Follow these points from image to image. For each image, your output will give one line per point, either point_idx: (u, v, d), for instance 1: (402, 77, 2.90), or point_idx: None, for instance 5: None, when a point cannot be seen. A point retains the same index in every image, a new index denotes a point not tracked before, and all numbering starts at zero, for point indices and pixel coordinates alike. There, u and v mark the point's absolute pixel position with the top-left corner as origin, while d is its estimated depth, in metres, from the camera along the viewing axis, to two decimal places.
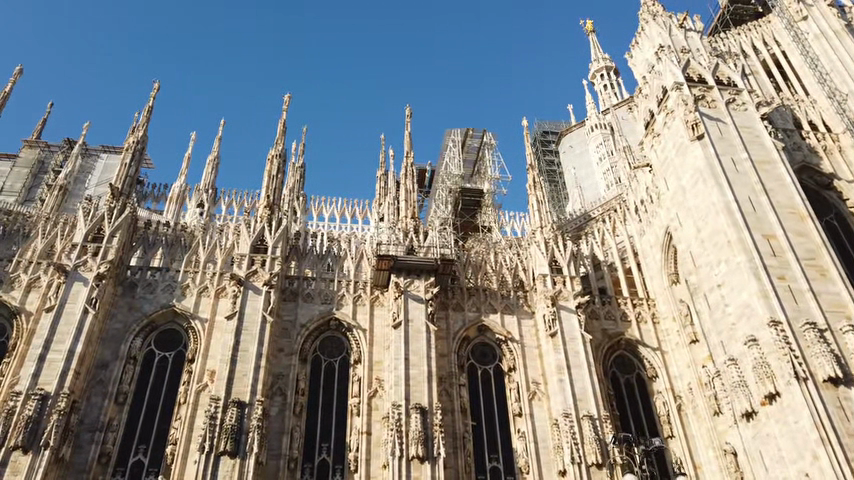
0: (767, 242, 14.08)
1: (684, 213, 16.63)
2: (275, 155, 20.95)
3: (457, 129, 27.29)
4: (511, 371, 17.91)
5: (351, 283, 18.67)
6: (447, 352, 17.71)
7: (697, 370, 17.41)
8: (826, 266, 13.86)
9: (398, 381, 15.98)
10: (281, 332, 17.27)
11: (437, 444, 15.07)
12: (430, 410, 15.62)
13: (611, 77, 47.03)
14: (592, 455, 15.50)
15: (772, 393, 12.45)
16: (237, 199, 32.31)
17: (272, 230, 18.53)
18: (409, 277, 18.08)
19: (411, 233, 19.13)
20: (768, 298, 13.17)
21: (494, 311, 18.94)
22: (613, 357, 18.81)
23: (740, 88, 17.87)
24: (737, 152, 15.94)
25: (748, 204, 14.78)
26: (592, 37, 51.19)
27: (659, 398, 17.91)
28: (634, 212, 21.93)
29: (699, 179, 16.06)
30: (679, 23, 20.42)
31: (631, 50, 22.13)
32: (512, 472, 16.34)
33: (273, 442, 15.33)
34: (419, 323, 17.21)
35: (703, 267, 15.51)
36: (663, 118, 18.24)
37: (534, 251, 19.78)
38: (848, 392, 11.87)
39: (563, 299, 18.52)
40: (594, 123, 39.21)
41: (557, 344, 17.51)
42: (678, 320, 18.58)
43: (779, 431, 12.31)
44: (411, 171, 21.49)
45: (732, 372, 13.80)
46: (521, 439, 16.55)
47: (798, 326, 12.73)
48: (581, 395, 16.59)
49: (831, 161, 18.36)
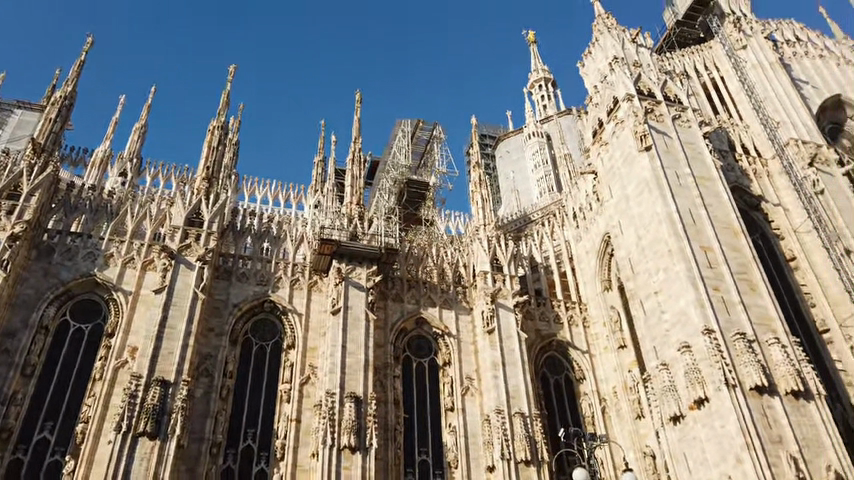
0: (704, 253, 14.73)
1: (626, 220, 17.18)
2: (216, 126, 19.97)
3: (408, 120, 27.09)
4: (446, 366, 17.86)
5: (289, 265, 18.03)
6: (384, 342, 17.37)
7: (623, 374, 17.96)
8: (755, 281, 14.73)
9: (333, 368, 15.53)
10: (212, 311, 16.43)
11: (369, 435, 14.73)
12: (365, 400, 15.26)
13: (548, 88, 48.16)
14: (521, 452, 15.60)
15: (701, 398, 13.01)
16: (163, 171, 30.52)
17: (209, 204, 17.59)
18: (352, 264, 17.67)
19: (355, 220, 18.74)
20: (703, 307, 13.76)
21: (433, 305, 18.80)
22: (545, 357, 19.10)
23: (685, 106, 18.83)
24: (681, 167, 16.64)
25: (689, 216, 15.43)
26: (533, 47, 52.37)
27: (584, 400, 18.33)
28: (572, 217, 22.46)
29: (644, 189, 16.62)
30: (631, 38, 21.24)
31: (583, 60, 22.71)
32: (440, 466, 16.23)
33: (196, 425, 14.50)
34: (358, 310, 16.85)
35: (642, 274, 16.04)
36: (612, 127, 18.82)
37: (476, 247, 19.84)
38: (771, 400, 12.57)
39: (502, 297, 18.65)
40: (532, 131, 39.77)
41: (494, 340, 17.59)
42: (608, 325, 19.12)
43: (705, 435, 12.86)
44: (358, 157, 21.08)
45: (663, 377, 14.30)
46: (452, 434, 16.49)
47: (730, 336, 13.38)
48: (514, 392, 16.73)
49: (759, 185, 19.62)
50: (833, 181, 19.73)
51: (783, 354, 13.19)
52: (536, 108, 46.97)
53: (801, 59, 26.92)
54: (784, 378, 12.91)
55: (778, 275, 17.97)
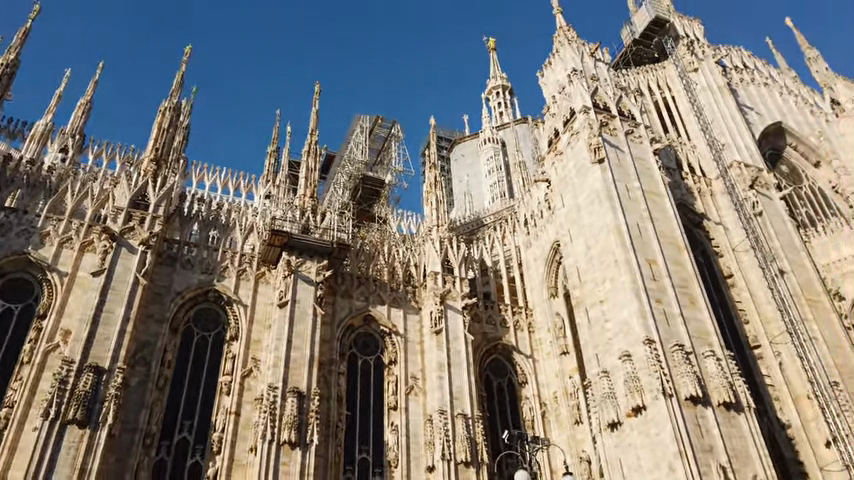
0: (648, 266, 15.18)
1: (576, 229, 17.56)
2: (168, 108, 19.35)
3: (366, 115, 26.95)
4: (392, 364, 17.82)
5: (236, 255, 17.63)
6: (330, 338, 17.19)
7: (564, 380, 18.31)
8: (694, 295, 15.29)
9: (277, 362, 15.26)
10: (153, 297, 15.87)
11: (310, 431, 14.53)
12: (308, 395, 15.05)
13: (505, 95, 48.77)
14: (462, 453, 15.69)
15: (639, 406, 13.39)
16: (107, 150, 29.34)
17: (156, 187, 17.02)
18: (302, 257, 17.41)
19: (308, 213, 18.49)
20: (645, 318, 14.17)
21: (381, 303, 18.72)
22: (489, 360, 19.28)
23: (638, 122, 19.38)
24: (631, 181, 17.12)
25: (636, 229, 15.88)
26: (493, 55, 52.95)
27: (525, 404, 18.61)
28: (523, 224, 22.79)
29: (594, 200, 17.01)
30: (590, 52, 21.75)
31: (542, 70, 23.08)
32: (380, 465, 16.15)
33: (129, 414, 13.96)
34: (306, 304, 16.62)
35: (588, 283, 16.41)
36: (568, 137, 19.19)
37: (428, 247, 19.90)
38: (704, 410, 13.07)
39: (451, 298, 18.76)
40: (487, 137, 40.16)
41: (441, 341, 17.70)
42: (552, 331, 19.47)
43: (641, 442, 13.24)
44: (314, 150, 20.81)
45: (604, 384, 14.65)
46: (393, 433, 16.45)
47: (669, 347, 13.83)
48: (458, 394, 16.84)
49: (703, 203, 20.36)
50: (771, 204, 20.84)
51: (717, 366, 13.75)
52: (493, 114, 47.47)
53: (747, 85, 28.16)
54: (717, 390, 13.45)
55: (716, 290, 18.67)
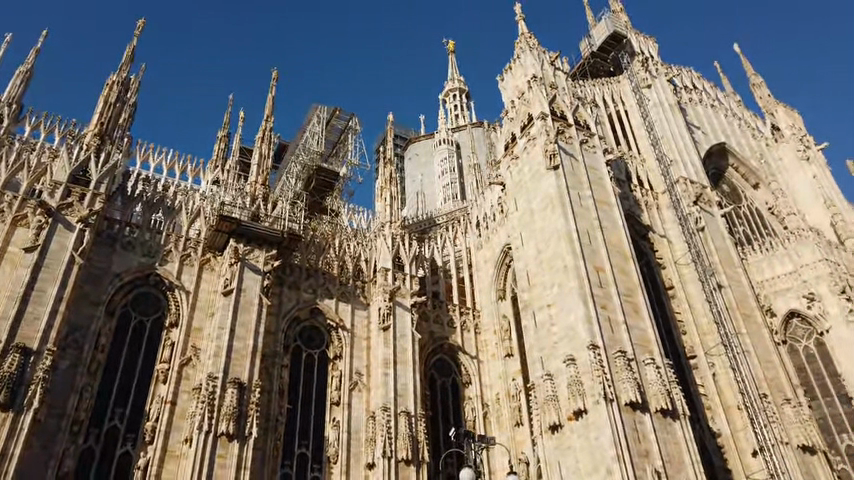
0: (596, 273, 15.48)
1: (528, 233, 17.79)
2: (116, 82, 18.54)
3: (324, 106, 26.57)
4: (336, 359, 17.59)
5: (181, 239, 17.06)
6: (274, 330, 16.80)
7: (507, 382, 18.48)
8: (638, 304, 15.71)
9: (218, 352, 14.80)
10: (89, 278, 15.14)
11: (249, 423, 14.15)
12: (249, 387, 14.66)
13: (462, 98, 49.03)
14: (403, 450, 15.59)
15: (580, 410, 13.62)
16: (45, 122, 27.85)
17: (99, 164, 16.25)
18: (250, 245, 16.96)
19: (259, 201, 18.06)
20: (591, 324, 14.42)
21: (329, 296, 18.47)
22: (434, 359, 19.26)
23: (593, 133, 19.78)
24: (583, 189, 17.45)
25: (586, 236, 16.18)
26: (452, 57, 53.22)
27: (468, 404, 18.69)
28: (475, 225, 22.95)
29: (548, 205, 17.23)
30: (550, 60, 22.10)
31: (502, 74, 23.26)
32: (318, 460, 15.87)
33: (57, 399, 13.25)
34: (252, 294, 16.20)
35: (537, 286, 16.61)
36: (524, 142, 19.41)
37: (380, 243, 19.78)
38: (642, 416, 13.42)
39: (400, 296, 18.69)
40: (443, 138, 40.23)
41: (388, 338, 17.60)
42: (498, 333, 19.65)
43: (580, 445, 13.48)
44: (268, 137, 20.38)
45: (547, 387, 14.85)
46: (334, 429, 16.23)
47: (612, 353, 14.13)
48: (402, 391, 16.77)
49: (649, 215, 20.92)
50: (712, 220, 21.63)
51: (656, 374, 14.15)
52: (448, 116, 47.64)
53: (695, 105, 29.20)
54: (655, 397, 13.84)
55: (657, 300, 19.18)
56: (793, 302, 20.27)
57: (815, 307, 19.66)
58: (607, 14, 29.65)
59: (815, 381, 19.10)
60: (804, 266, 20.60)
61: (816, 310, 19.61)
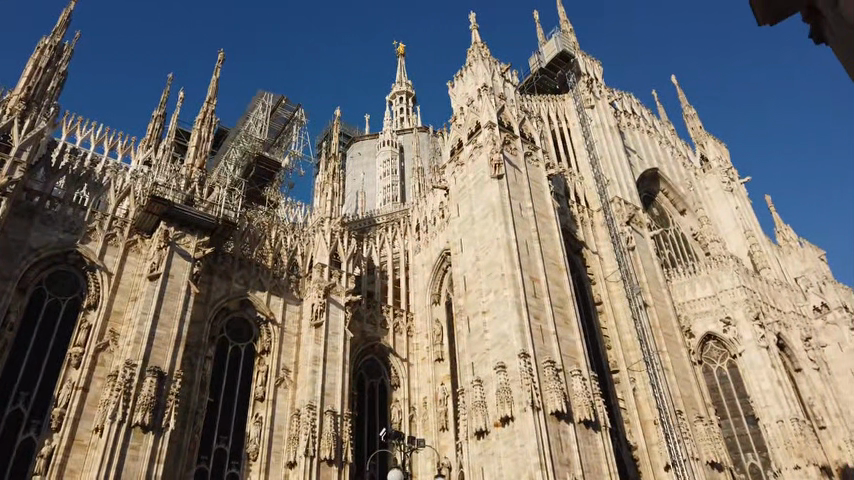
0: (531, 283, 15.76)
1: (468, 240, 17.92)
2: (49, 46, 17.47)
3: (270, 94, 25.96)
4: (264, 354, 17.12)
5: (107, 218, 16.19)
6: (201, 319, 16.19)
7: (435, 387, 18.53)
8: (569, 316, 16.10)
9: (138, 338, 14.08)
10: (1, 251, 14.12)
11: (167, 415, 13.51)
12: (169, 377, 14.01)
13: (408, 102, 49.08)
14: (326, 450, 15.29)
15: (507, 417, 13.76)
16: None
17: (22, 130, 15.20)
18: (181, 230, 16.28)
19: (194, 184, 17.39)
20: (523, 332, 14.63)
21: (261, 289, 17.98)
22: (364, 359, 19.07)
23: (537, 146, 20.17)
24: (524, 200, 17.76)
25: (524, 247, 16.45)
26: (401, 59, 53.18)
27: (394, 407, 18.58)
28: (415, 229, 22.98)
29: (489, 213, 17.40)
30: (501, 71, 22.41)
31: (453, 81, 23.40)
32: (237, 457, 15.35)
33: None
34: (180, 280, 15.54)
35: (473, 293, 16.74)
36: (470, 149, 19.56)
37: (318, 239, 19.46)
38: (566, 426, 13.70)
39: (335, 293, 18.41)
40: (387, 139, 40.04)
41: (319, 335, 17.28)
42: (430, 337, 19.69)
43: (505, 452, 13.60)
44: (209, 119, 19.73)
45: (476, 392, 14.94)
46: (257, 425, 15.77)
47: (541, 362, 14.38)
48: (329, 390, 16.49)
49: (584, 232, 21.49)
50: (642, 241, 22.45)
51: (582, 385, 14.50)
52: (394, 118, 47.54)
53: (633, 130, 30.31)
54: (579, 407, 14.17)
55: (586, 314, 19.67)
56: (710, 325, 21.22)
57: (730, 331, 20.59)
58: (558, 33, 30.39)
59: (725, 400, 20.11)
60: (722, 291, 21.56)
61: (731, 334, 20.55)
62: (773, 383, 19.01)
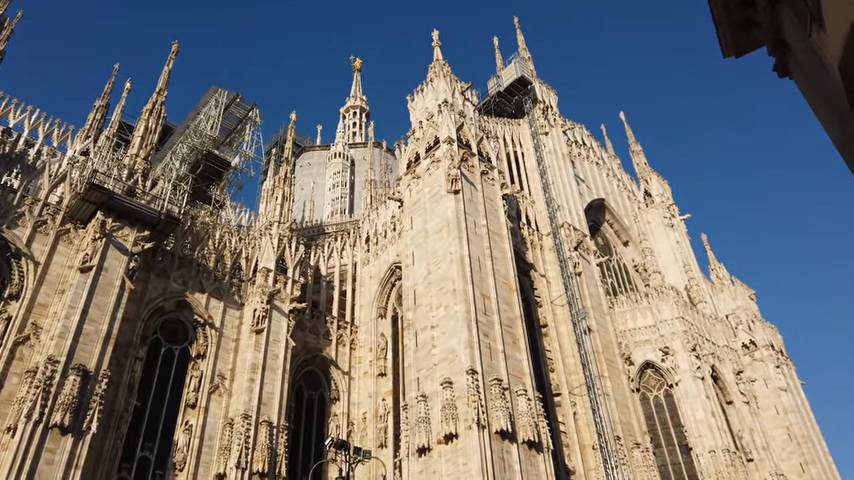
0: (482, 300, 15.66)
1: (420, 254, 17.72)
2: None
3: (224, 91, 25.40)
4: (198, 358, 16.27)
5: (38, 204, 15.19)
6: (133, 318, 15.24)
7: (375, 402, 18.07)
8: (517, 336, 16.05)
9: (63, 333, 13.05)
10: None
11: (88, 417, 12.51)
12: (94, 376, 13.04)
13: (361, 116, 48.80)
14: (259, 462, 14.57)
15: (451, 434, 13.46)
16: None
17: None
18: (119, 222, 15.35)
19: (136, 176, 16.51)
20: (472, 348, 14.44)
21: (201, 290, 17.16)
22: (304, 371, 18.47)
23: (493, 166, 20.26)
24: (479, 219, 17.75)
25: (476, 263, 16.37)
26: (357, 74, 52.98)
27: (333, 421, 17.98)
28: (364, 241, 22.61)
29: (443, 228, 17.26)
30: (461, 90, 22.50)
31: (413, 95, 23.33)
32: (162, 466, 14.42)
33: None
34: (114, 275, 14.60)
35: (423, 307, 16.50)
36: (427, 163, 19.43)
37: (264, 243, 18.82)
38: (509, 446, 13.51)
39: (278, 300, 17.77)
40: (339, 151, 39.50)
41: (259, 342, 16.58)
42: (373, 351, 19.25)
43: (446, 470, 13.29)
44: (158, 110, 18.88)
45: (420, 408, 14.60)
46: (185, 433, 14.90)
47: (488, 379, 14.21)
48: (266, 399, 15.81)
49: (533, 254, 21.65)
50: (589, 267, 22.76)
51: (527, 405, 14.39)
52: (346, 130, 47.10)
53: (583, 160, 31.00)
54: (524, 427, 14.04)
55: (531, 335, 19.66)
56: (649, 354, 21.58)
57: (668, 361, 21.04)
58: (517, 59, 30.87)
59: (661, 428, 20.43)
60: (663, 321, 22.03)
61: (668, 364, 20.98)
62: (707, 413, 19.46)
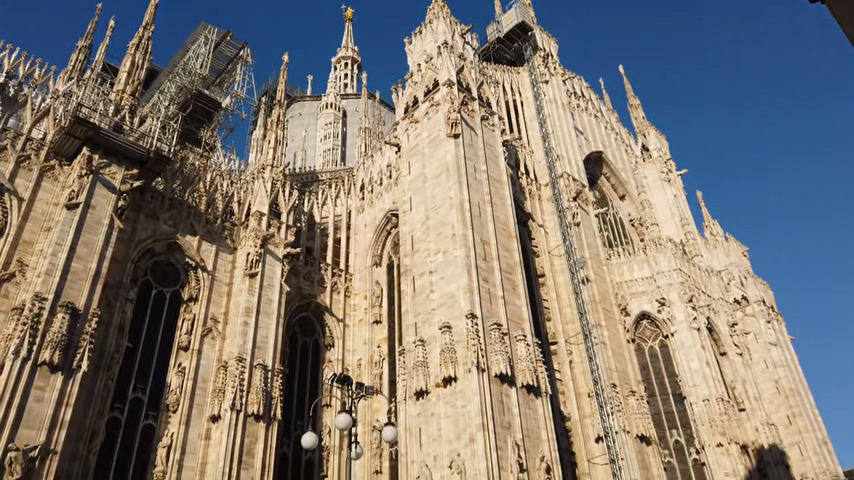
0: (482, 246, 15.33)
1: (418, 199, 17.27)
2: None
3: (213, 29, 24.46)
4: (191, 301, 15.92)
5: (20, 138, 14.58)
6: (123, 259, 14.77)
7: (370, 349, 17.91)
8: (516, 282, 15.78)
9: (50, 270, 12.57)
10: None
11: (78, 356, 12.16)
12: (84, 315, 12.65)
13: (353, 68, 47.55)
14: (253, 405, 14.37)
15: (450, 377, 13.28)
16: None
17: None
18: (107, 159, 14.72)
19: (123, 112, 15.81)
20: (472, 292, 14.16)
21: (192, 233, 16.67)
22: (298, 317, 18.12)
23: (493, 111, 19.69)
24: (479, 164, 17.28)
25: (476, 208, 15.97)
26: (349, 24, 51.44)
27: (327, 367, 17.80)
28: (359, 189, 22.10)
29: (442, 172, 16.78)
30: (461, 32, 21.69)
31: (411, 37, 22.51)
32: (155, 407, 14.21)
33: None
34: (102, 213, 14.06)
35: (421, 252, 16.16)
36: (426, 107, 18.80)
37: (257, 186, 18.28)
38: (508, 390, 13.36)
39: (272, 244, 17.33)
40: (331, 101, 38.56)
41: (253, 286, 16.22)
42: (368, 299, 19.01)
43: (444, 412, 13.17)
44: (144, 46, 18.02)
45: (418, 352, 14.39)
46: (178, 375, 14.66)
47: (487, 324, 13.97)
48: (261, 343, 15.54)
49: (531, 204, 21.30)
50: (587, 218, 22.44)
51: (526, 350, 14.20)
52: (337, 82, 45.93)
53: (582, 112, 30.39)
54: (522, 372, 13.89)
55: (528, 284, 19.45)
56: (645, 305, 21.51)
57: (664, 312, 20.95)
58: (517, 5, 29.88)
59: (654, 378, 20.49)
60: (660, 273, 21.87)
61: (665, 315, 20.89)
62: (701, 363, 19.48)
